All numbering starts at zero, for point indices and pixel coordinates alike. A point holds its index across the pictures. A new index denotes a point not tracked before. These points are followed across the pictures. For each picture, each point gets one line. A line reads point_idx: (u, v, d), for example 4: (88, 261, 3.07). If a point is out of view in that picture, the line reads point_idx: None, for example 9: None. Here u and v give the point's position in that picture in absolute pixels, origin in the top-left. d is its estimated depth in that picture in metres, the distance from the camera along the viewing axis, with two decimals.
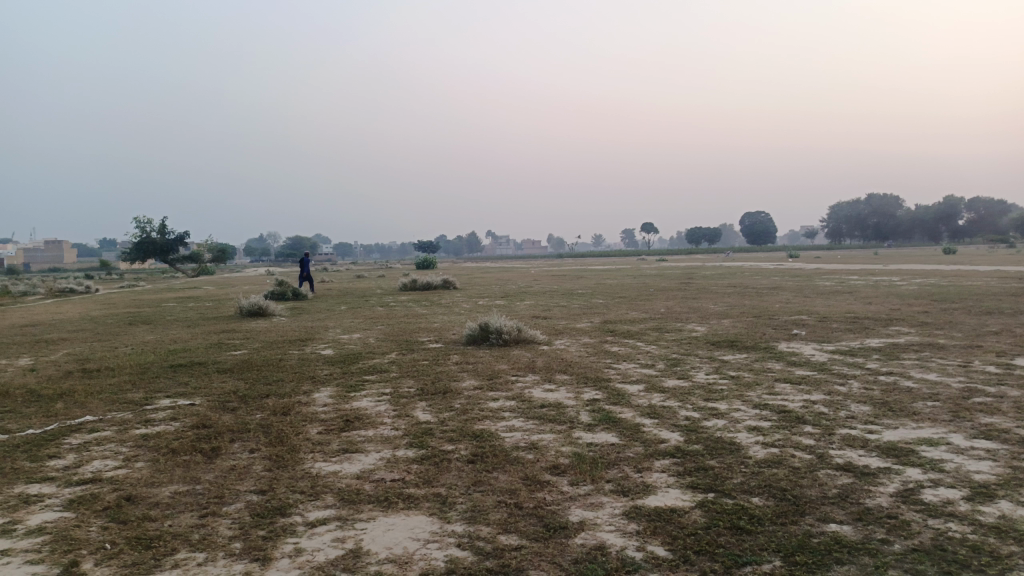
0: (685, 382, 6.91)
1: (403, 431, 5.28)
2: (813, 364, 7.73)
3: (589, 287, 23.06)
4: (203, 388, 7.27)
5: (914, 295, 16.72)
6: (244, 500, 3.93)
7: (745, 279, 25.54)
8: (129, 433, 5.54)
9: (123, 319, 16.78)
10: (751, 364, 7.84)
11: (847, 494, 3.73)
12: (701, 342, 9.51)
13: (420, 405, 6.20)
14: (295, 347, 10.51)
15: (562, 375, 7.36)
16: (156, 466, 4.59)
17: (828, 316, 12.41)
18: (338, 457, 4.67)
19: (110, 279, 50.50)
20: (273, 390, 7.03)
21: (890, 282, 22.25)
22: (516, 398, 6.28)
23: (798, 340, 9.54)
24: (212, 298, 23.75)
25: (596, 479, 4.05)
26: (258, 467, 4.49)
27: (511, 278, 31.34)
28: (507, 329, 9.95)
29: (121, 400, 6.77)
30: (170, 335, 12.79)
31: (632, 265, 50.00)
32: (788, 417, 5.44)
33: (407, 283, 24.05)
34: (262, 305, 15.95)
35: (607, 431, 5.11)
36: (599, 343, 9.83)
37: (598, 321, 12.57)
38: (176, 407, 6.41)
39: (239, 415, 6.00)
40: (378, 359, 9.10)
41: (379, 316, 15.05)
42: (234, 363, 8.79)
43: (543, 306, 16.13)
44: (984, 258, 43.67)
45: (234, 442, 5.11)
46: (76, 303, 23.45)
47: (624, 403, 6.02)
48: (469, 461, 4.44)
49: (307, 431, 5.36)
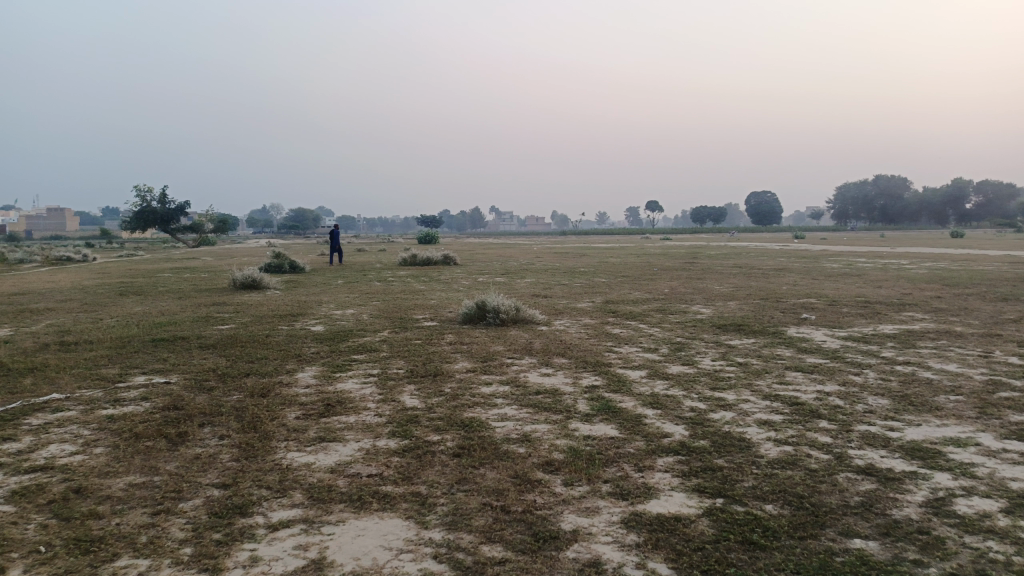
0: (690, 368, 6.52)
1: (387, 419, 4.90)
2: (826, 352, 7.33)
3: (593, 265, 22.70)
4: (182, 365, 6.91)
5: (925, 279, 16.25)
6: (203, 496, 3.55)
7: (750, 260, 25.06)
8: (93, 414, 5.16)
9: (115, 289, 16.41)
10: (760, 350, 7.46)
11: (871, 504, 3.35)
12: (706, 326, 9.13)
13: (408, 389, 5.83)
14: (284, 322, 10.14)
15: (561, 359, 6.97)
16: (114, 453, 4.21)
17: (838, 300, 12.01)
18: (313, 447, 4.30)
19: (109, 248, 50.07)
20: (254, 370, 6.66)
21: (899, 265, 21.77)
22: (510, 383, 5.90)
23: (808, 325, 9.14)
24: (208, 270, 23.34)
25: (593, 479, 3.67)
26: (226, 457, 4.12)
27: (513, 255, 30.89)
28: (505, 308, 9.57)
29: (93, 377, 6.40)
30: (159, 307, 12.43)
31: (637, 242, 49.39)
32: (801, 410, 5.05)
33: (406, 258, 23.71)
34: (256, 278, 15.57)
35: (606, 422, 4.73)
36: (600, 324, 9.45)
37: (600, 301, 12.19)
38: (150, 386, 6.03)
39: (215, 396, 5.63)
40: (369, 337, 8.74)
41: (375, 292, 14.65)
42: (218, 339, 8.42)
43: (543, 284, 15.72)
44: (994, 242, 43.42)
45: (204, 427, 4.74)
46: (71, 272, 23.10)
47: (625, 390, 5.64)
48: (455, 455, 4.06)
49: (283, 416, 4.99)
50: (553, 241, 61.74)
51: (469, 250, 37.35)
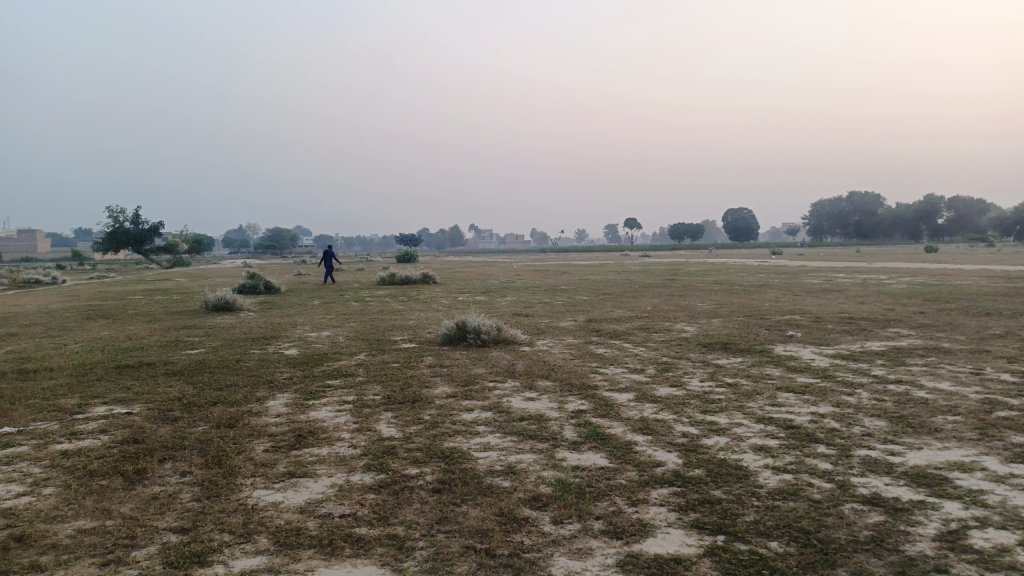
0: (678, 390, 6.28)
1: (362, 450, 4.61)
2: (815, 371, 7.15)
3: (573, 283, 22.55)
4: (146, 394, 6.54)
5: (905, 294, 16.24)
6: (159, 543, 3.23)
7: (730, 276, 25.06)
8: (46, 449, 4.79)
9: (82, 313, 15.88)
10: (748, 369, 7.26)
11: (882, 539, 3.13)
12: (692, 344, 8.92)
13: (385, 417, 5.53)
14: (257, 346, 9.78)
15: (545, 382, 6.71)
16: (64, 494, 3.87)
17: (822, 316, 11.89)
18: (282, 484, 4.00)
19: (80, 270, 49.06)
20: (223, 398, 6.32)
21: (878, 280, 21.82)
22: (492, 410, 5.63)
23: (795, 343, 8.97)
24: (181, 291, 22.83)
25: (584, 516, 3.41)
26: (187, 497, 3.81)
27: (493, 274, 30.68)
28: (485, 328, 9.31)
29: (49, 408, 6.01)
30: (127, 331, 12.00)
31: (617, 260, 49.41)
32: (797, 434, 4.84)
33: (385, 278, 23.42)
34: (229, 300, 15.18)
35: (594, 450, 4.48)
36: (584, 344, 9.21)
37: (582, 320, 11.97)
38: (110, 417, 5.67)
39: (179, 428, 5.29)
40: (345, 360, 8.42)
41: (352, 313, 14.32)
42: (186, 365, 8.05)
43: (524, 303, 15.50)
44: (964, 256, 44.15)
45: (164, 463, 4.41)
46: (38, 295, 22.47)
47: (613, 415, 5.39)
48: (435, 491, 3.79)
49: (251, 449, 4.67)
50: (531, 259, 61.72)
51: (449, 269, 37.06)
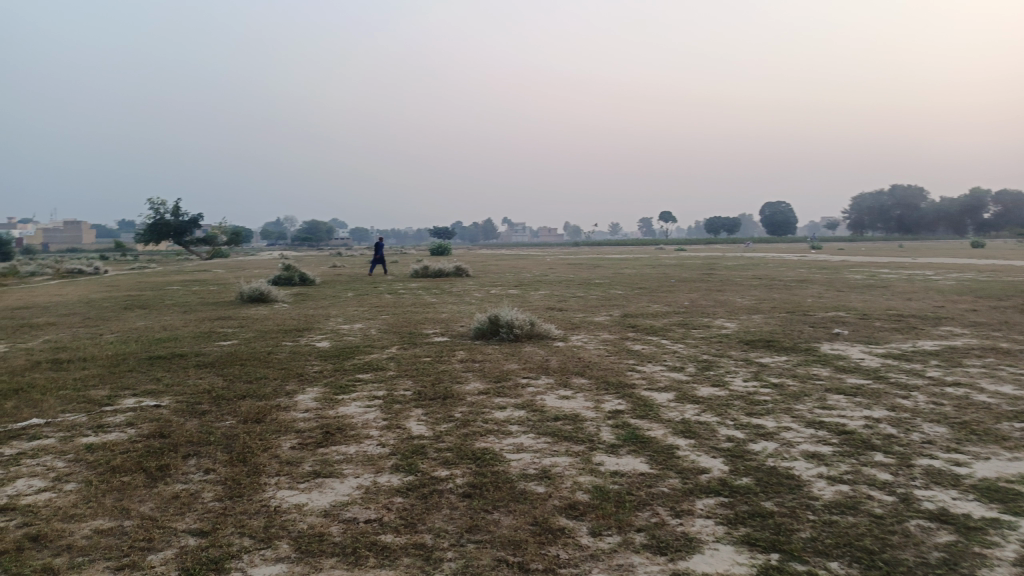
0: (721, 391, 5.99)
1: (390, 450, 4.43)
2: (866, 372, 6.78)
3: (608, 277, 22.21)
4: (176, 386, 6.46)
5: (955, 291, 15.58)
6: (177, 546, 3.08)
7: (770, 271, 24.43)
8: (72, 442, 4.70)
9: (120, 303, 16.05)
10: (794, 369, 6.93)
11: (955, 562, 2.84)
12: (734, 342, 8.59)
13: (415, 414, 5.35)
14: (289, 338, 9.70)
15: (580, 379, 6.47)
16: (85, 491, 3.75)
17: (869, 313, 11.42)
18: (307, 484, 3.83)
19: (122, 261, 50.11)
20: (252, 391, 6.20)
21: (924, 276, 21.05)
22: (526, 408, 5.40)
23: (842, 342, 8.58)
24: (218, 282, 23.02)
25: (624, 528, 3.18)
26: (208, 496, 3.66)
27: (527, 266, 30.46)
28: (519, 323, 9.09)
29: (78, 399, 5.96)
30: (162, 321, 12.04)
31: (651, 254, 48.65)
32: (852, 441, 4.53)
33: (418, 270, 23.34)
34: (264, 291, 15.21)
35: (634, 454, 4.24)
36: (620, 340, 8.93)
37: (617, 314, 11.68)
38: (138, 410, 5.58)
39: (206, 422, 5.17)
40: (376, 353, 8.28)
41: (385, 305, 14.21)
42: (217, 357, 7.98)
43: (558, 296, 15.24)
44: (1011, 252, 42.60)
45: (188, 460, 4.28)
46: (80, 285, 22.88)
47: (653, 416, 5.13)
48: (466, 496, 3.58)
49: (277, 446, 4.53)
50: (565, 251, 61.50)
51: (482, 261, 36.91)
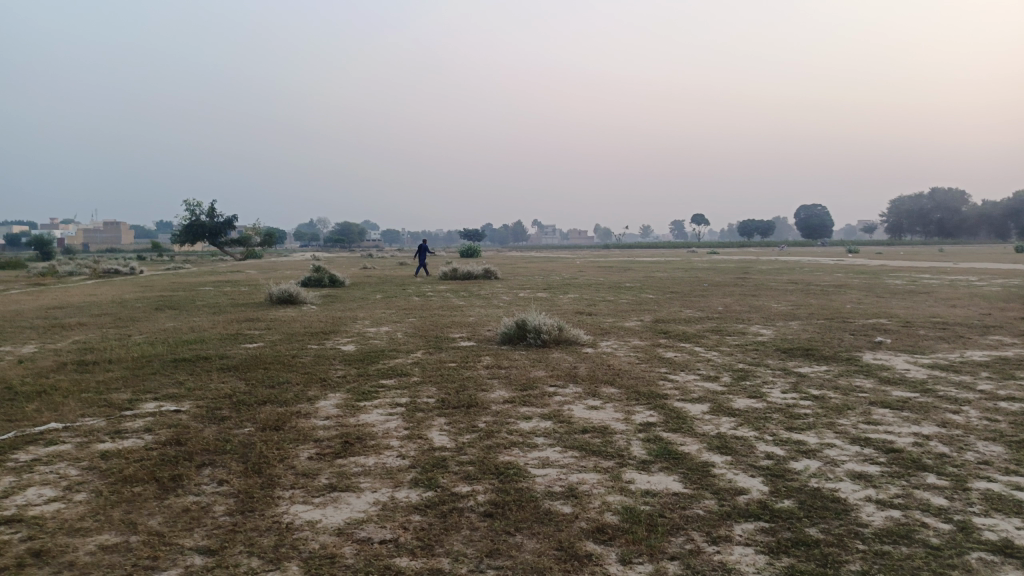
0: (758, 402, 5.71)
1: (410, 462, 4.25)
2: (912, 384, 6.43)
3: (639, 280, 21.91)
4: (198, 390, 6.37)
5: (1001, 298, 14.97)
6: (182, 566, 2.93)
7: (806, 275, 23.85)
8: (88, 449, 4.61)
9: (152, 303, 16.20)
10: (835, 380, 6.61)
11: None
12: (770, 350, 8.27)
13: (438, 423, 5.16)
14: (315, 340, 9.60)
15: (609, 389, 6.23)
16: (94, 503, 3.64)
17: (912, 321, 10.98)
18: (322, 499, 3.66)
19: (158, 262, 50.89)
20: (273, 397, 6.08)
21: (967, 282, 20.35)
22: (552, 419, 5.19)
23: (885, 351, 8.20)
24: (248, 283, 23.16)
25: (656, 556, 2.95)
26: (219, 511, 3.51)
27: (557, 269, 30.16)
28: (546, 328, 8.88)
29: (100, 403, 5.89)
30: (191, 323, 12.06)
31: (682, 256, 47.98)
32: (901, 460, 4.23)
33: (447, 272, 23.26)
34: (293, 293, 15.19)
35: (666, 472, 4.00)
36: (651, 347, 8.67)
37: (648, 320, 11.40)
38: (158, 415, 5.49)
39: (225, 429, 5.05)
40: (401, 358, 8.12)
41: (412, 308, 14.08)
42: (241, 360, 7.90)
43: (588, 300, 14.99)
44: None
45: (202, 469, 4.15)
46: (115, 285, 23.20)
47: (686, 430, 4.88)
48: (487, 515, 3.38)
49: (295, 456, 4.38)
50: (595, 254, 61.11)
51: (511, 264, 36.74)
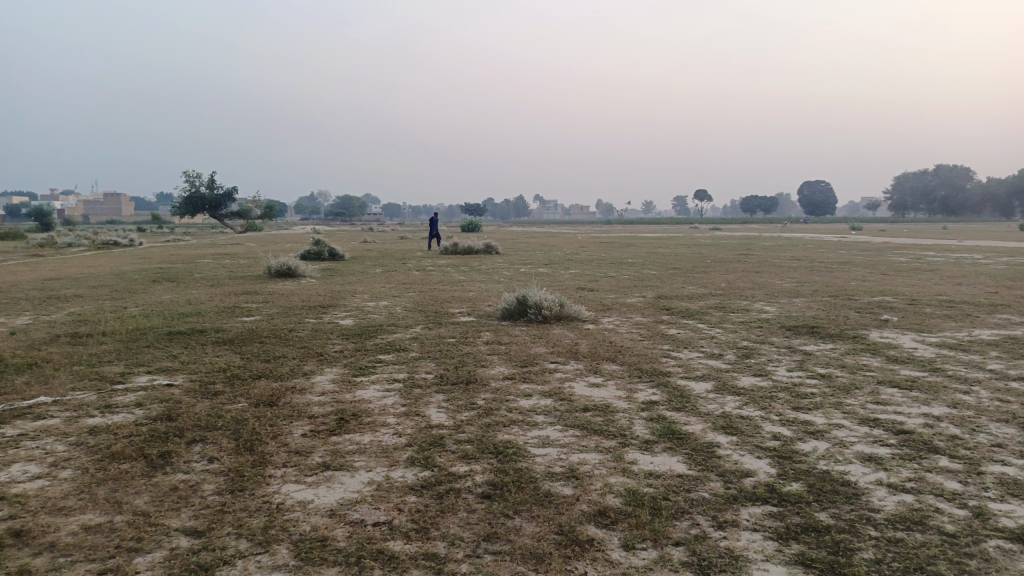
0: (764, 381, 5.59)
1: (407, 440, 4.13)
2: (920, 363, 6.30)
3: (641, 256, 21.74)
4: (192, 364, 6.25)
5: (1007, 277, 14.81)
6: (167, 548, 2.81)
7: (809, 252, 23.65)
8: (76, 424, 4.49)
9: (150, 276, 16.08)
10: (841, 358, 6.49)
11: None
12: (775, 327, 8.14)
13: (436, 400, 5.04)
14: (312, 314, 9.48)
15: (611, 366, 6.11)
16: (79, 480, 3.52)
17: (918, 299, 10.83)
18: (314, 478, 3.54)
19: (158, 234, 50.58)
20: (269, 371, 5.96)
21: (971, 260, 20.19)
22: (553, 397, 5.07)
23: (891, 329, 8.08)
24: (248, 256, 23.00)
25: (660, 541, 2.83)
26: (208, 490, 3.40)
27: (558, 244, 29.96)
28: (547, 304, 8.74)
29: (91, 376, 5.78)
30: (188, 295, 11.93)
31: (685, 234, 47.69)
32: (912, 442, 4.10)
33: (448, 247, 23.09)
34: (292, 266, 15.05)
35: (670, 452, 3.88)
36: (654, 323, 8.54)
37: (651, 296, 11.26)
38: (150, 389, 5.37)
39: (217, 405, 4.93)
40: (399, 333, 7.99)
41: (411, 282, 13.95)
42: (237, 333, 7.78)
43: (590, 276, 14.84)
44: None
45: (193, 446, 4.03)
46: (114, 257, 23.06)
47: (690, 409, 4.76)
48: (484, 497, 3.26)
49: (288, 433, 4.25)
50: (597, 230, 60.79)
51: (512, 239, 36.50)
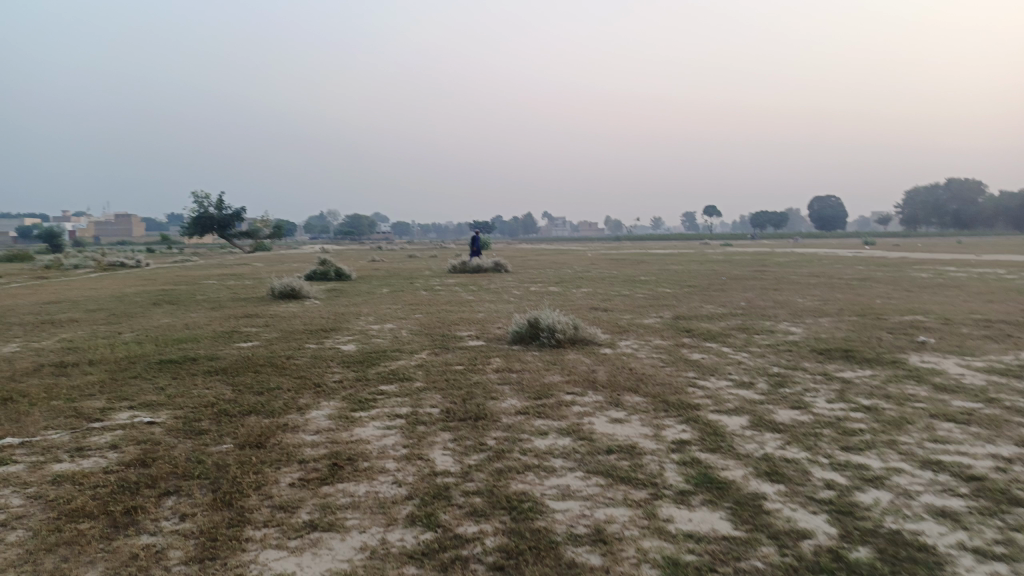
0: (804, 415, 5.04)
1: (408, 492, 3.62)
2: (972, 392, 5.73)
3: (653, 274, 21.23)
4: (179, 398, 5.76)
5: None
6: None
7: (828, 268, 23.05)
8: (40, 471, 4.02)
9: (151, 298, 15.67)
10: (884, 387, 5.94)
11: None
12: (806, 351, 7.58)
13: (442, 440, 4.53)
14: (313, 339, 8.98)
15: (633, 397, 5.58)
16: (26, 546, 3.04)
17: (952, 318, 10.24)
18: (298, 543, 3.05)
19: (166, 255, 50.38)
20: (260, 406, 5.46)
21: (996, 275, 19.52)
22: (571, 436, 4.55)
23: (931, 353, 7.51)
24: (253, 277, 22.57)
25: None
26: (173, 559, 2.90)
27: (568, 261, 29.45)
28: (561, 326, 8.23)
29: (68, 413, 5.30)
30: (186, 319, 11.45)
31: (696, 249, 47.08)
32: (988, 493, 3.55)
33: (457, 265, 22.65)
34: (296, 287, 14.60)
35: (710, 507, 3.36)
36: (675, 347, 8.00)
37: (668, 316, 10.71)
38: (129, 428, 4.89)
39: (199, 446, 4.45)
40: (403, 360, 7.49)
41: (419, 303, 13.45)
42: (231, 362, 7.29)
43: (603, 295, 14.33)
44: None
45: (165, 500, 3.55)
46: (119, 279, 22.69)
47: (726, 450, 4.23)
48: (496, 570, 2.75)
49: (274, 483, 3.76)
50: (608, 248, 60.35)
51: (521, 256, 36.02)
